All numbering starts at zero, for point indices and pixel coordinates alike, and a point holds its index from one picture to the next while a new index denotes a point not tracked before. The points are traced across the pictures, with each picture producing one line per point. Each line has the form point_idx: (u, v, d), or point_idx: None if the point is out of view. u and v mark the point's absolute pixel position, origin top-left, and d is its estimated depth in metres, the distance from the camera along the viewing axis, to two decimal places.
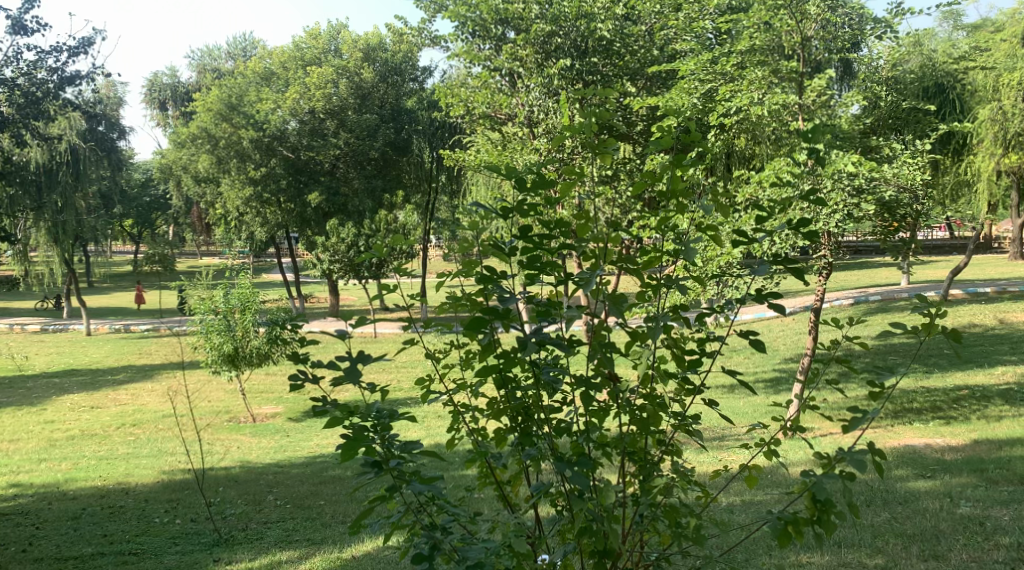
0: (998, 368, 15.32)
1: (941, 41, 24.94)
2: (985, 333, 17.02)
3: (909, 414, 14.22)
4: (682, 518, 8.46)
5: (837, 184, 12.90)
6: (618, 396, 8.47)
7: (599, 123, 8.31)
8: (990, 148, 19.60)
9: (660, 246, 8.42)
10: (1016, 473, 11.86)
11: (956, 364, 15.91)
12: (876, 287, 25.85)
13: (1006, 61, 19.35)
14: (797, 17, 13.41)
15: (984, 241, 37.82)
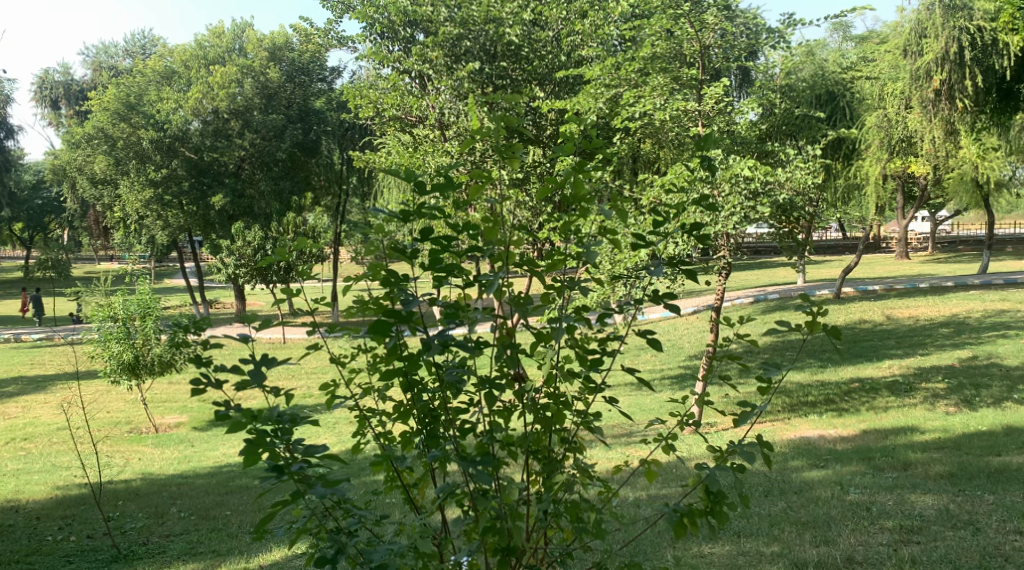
0: (886, 362, 16.00)
1: (833, 50, 26.06)
2: (873, 330, 17.87)
3: (803, 407, 14.83)
4: (584, 512, 8.90)
5: (734, 188, 13.44)
6: (523, 395, 8.91)
7: (506, 124, 8.73)
8: (877, 154, 20.82)
9: (563, 250, 8.86)
10: (900, 459, 12.47)
11: (846, 358, 16.66)
12: (775, 286, 26.83)
13: (889, 70, 20.19)
14: (696, 26, 14.01)
15: (873, 241, 39.43)
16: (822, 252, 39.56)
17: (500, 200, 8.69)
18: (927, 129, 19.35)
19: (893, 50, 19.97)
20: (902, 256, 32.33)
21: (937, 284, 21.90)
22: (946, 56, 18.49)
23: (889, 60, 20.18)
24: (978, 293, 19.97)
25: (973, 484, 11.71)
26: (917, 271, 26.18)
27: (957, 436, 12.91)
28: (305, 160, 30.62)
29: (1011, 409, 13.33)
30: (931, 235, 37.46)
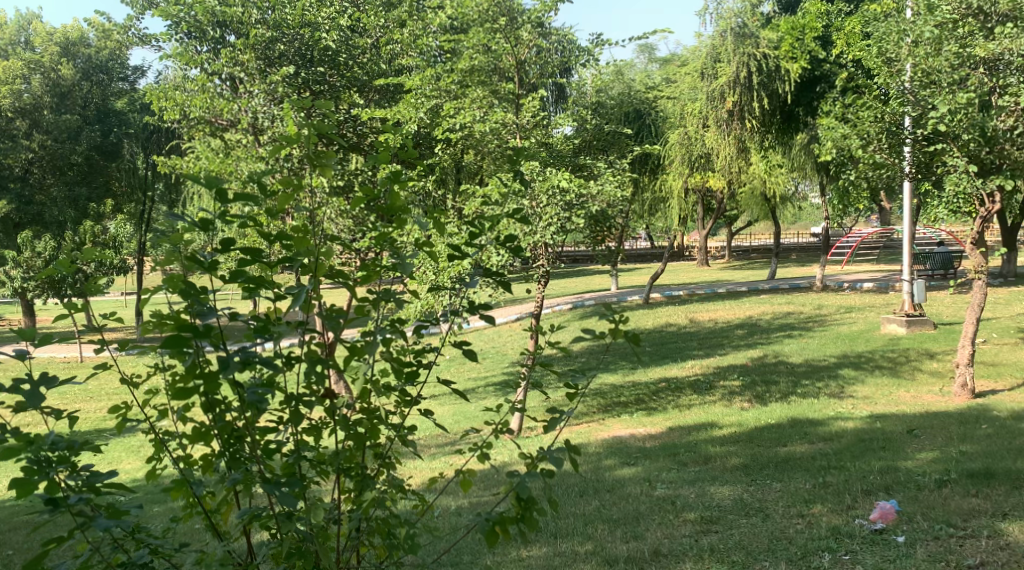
0: (688, 362, 16.92)
1: (639, 71, 27.51)
2: (678, 332, 19.05)
3: (616, 408, 15.23)
4: (396, 527, 7.35)
5: (549, 199, 13.23)
6: (335, 411, 7.26)
7: (317, 133, 7.47)
8: (680, 170, 21.99)
9: (376, 261, 7.53)
10: (702, 455, 12.00)
11: (655, 359, 17.47)
12: (590, 293, 27.97)
13: (689, 92, 21.43)
14: (511, 42, 14.50)
15: (678, 250, 41.68)
16: (631, 261, 41.51)
17: (314, 208, 7.33)
18: (721, 147, 20.80)
19: (691, 72, 21.40)
20: (702, 264, 34.17)
21: (733, 289, 23.53)
22: (737, 81, 20.29)
23: (687, 82, 21.48)
24: (766, 297, 21.44)
25: (763, 472, 11.00)
26: (714, 279, 27.71)
27: (749, 430, 12.71)
28: (104, 165, 30.33)
29: (796, 403, 13.58)
30: (728, 247, 39.80)
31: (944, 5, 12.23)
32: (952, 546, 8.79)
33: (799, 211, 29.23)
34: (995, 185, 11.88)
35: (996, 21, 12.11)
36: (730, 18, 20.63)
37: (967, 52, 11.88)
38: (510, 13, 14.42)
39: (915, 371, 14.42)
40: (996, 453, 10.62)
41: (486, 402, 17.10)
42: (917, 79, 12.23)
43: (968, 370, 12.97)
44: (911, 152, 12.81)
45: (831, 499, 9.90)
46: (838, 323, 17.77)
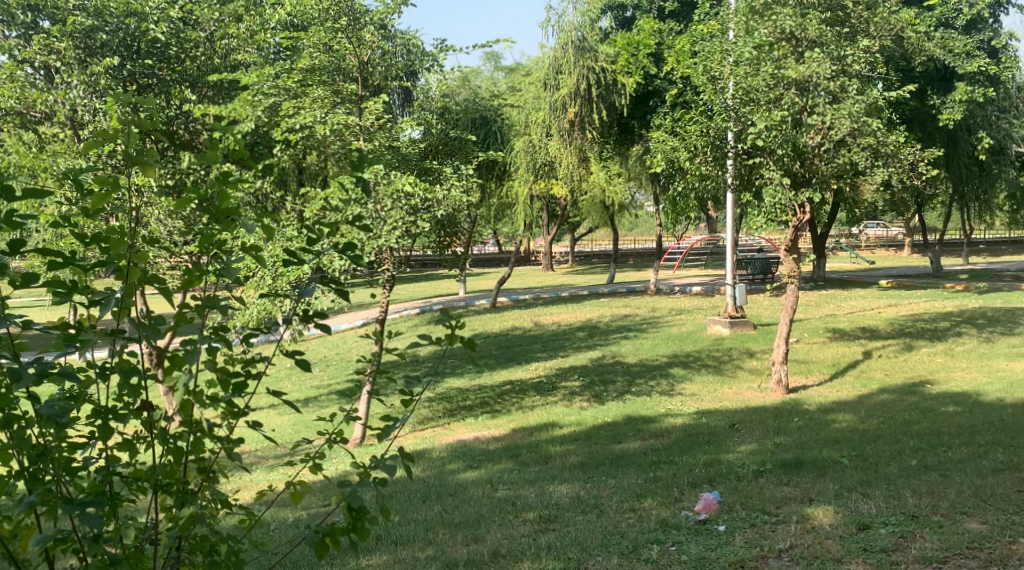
0: (533, 365, 17.24)
1: (484, 77, 28.02)
2: (525, 335, 19.47)
3: (461, 412, 15.12)
4: (218, 544, 6.50)
5: (395, 203, 12.74)
6: (154, 425, 6.45)
7: (142, 130, 6.58)
8: (525, 178, 22.17)
9: (200, 265, 6.65)
10: (544, 455, 12.13)
11: (502, 363, 17.60)
12: (436, 298, 28.33)
13: (532, 100, 21.89)
14: (354, 42, 14.00)
15: (524, 255, 42.63)
16: (477, 264, 42.19)
17: (134, 213, 6.47)
18: (563, 155, 21.50)
19: (535, 83, 22.03)
20: (548, 268, 35.07)
21: (574, 293, 24.26)
22: (577, 93, 21.02)
23: (532, 91, 22.01)
24: (604, 301, 22.28)
25: (599, 471, 11.29)
26: (556, 282, 28.49)
27: (587, 429, 13.04)
28: None
29: (632, 401, 14.19)
30: (568, 251, 40.83)
31: (762, 28, 13.04)
32: (767, 532, 9.33)
33: (634, 218, 30.34)
34: (804, 198, 12.83)
35: (805, 46, 13.00)
36: (570, 31, 21.15)
37: (780, 73, 12.54)
38: (351, 13, 13.90)
39: (736, 368, 15.31)
40: (807, 444, 11.45)
41: (316, 413, 16.67)
42: (739, 96, 13.02)
43: (784, 368, 13.89)
44: (733, 164, 13.63)
45: (660, 494, 10.35)
46: (671, 324, 18.70)
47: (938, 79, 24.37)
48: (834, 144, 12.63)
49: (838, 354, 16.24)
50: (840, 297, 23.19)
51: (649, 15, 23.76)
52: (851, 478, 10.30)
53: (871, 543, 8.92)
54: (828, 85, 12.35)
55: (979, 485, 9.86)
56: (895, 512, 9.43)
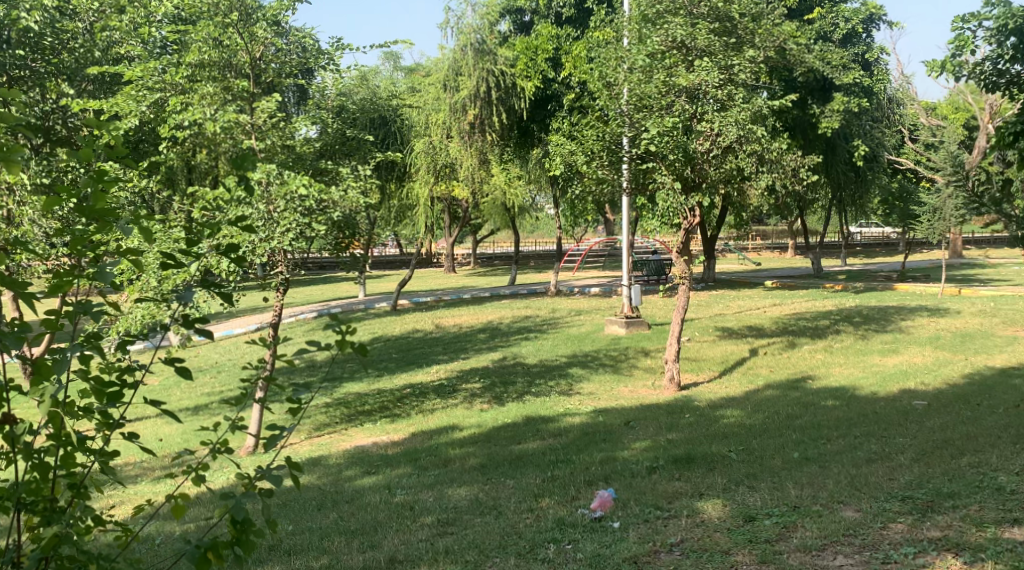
0: (433, 367, 16.88)
1: (382, 77, 28.16)
2: (429, 338, 19.30)
3: (360, 416, 14.51)
4: (87, 563, 6.45)
5: (288, 204, 12.30)
6: (17, 440, 6.41)
7: (8, 126, 6.44)
8: (425, 179, 22.21)
9: (70, 269, 6.63)
10: (443, 458, 12.05)
11: (402, 365, 17.33)
12: (334, 301, 28.12)
13: (430, 102, 22.06)
14: (246, 39, 13.15)
15: (425, 257, 42.69)
16: (378, 267, 42.15)
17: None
18: (464, 157, 21.72)
19: (434, 83, 22.14)
20: (449, 272, 35.18)
21: (475, 295, 24.46)
22: (473, 93, 21.45)
23: (430, 92, 22.12)
24: (505, 302, 22.50)
25: (498, 471, 11.41)
26: (457, 285, 28.61)
27: (486, 430, 13.07)
28: None
29: (530, 401, 14.28)
30: (470, 253, 40.94)
31: (654, 37, 13.78)
32: (658, 527, 9.64)
33: (535, 221, 30.67)
34: (695, 203, 13.34)
35: (695, 55, 13.78)
36: (470, 33, 21.78)
37: (672, 80, 13.21)
38: (242, 7, 13.15)
39: (633, 367, 15.66)
40: (697, 440, 11.87)
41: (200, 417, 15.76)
42: (631, 102, 13.36)
43: (676, 366, 14.29)
44: (628, 169, 13.87)
45: (557, 493, 10.60)
46: (570, 325, 18.97)
47: (818, 90, 24.97)
48: (722, 150, 13.23)
49: (728, 352, 16.69)
50: (727, 297, 23.85)
51: (546, 21, 23.88)
52: (739, 472, 10.72)
53: (756, 535, 9.29)
54: (715, 93, 13.07)
55: (856, 475, 10.38)
56: (777, 504, 9.85)
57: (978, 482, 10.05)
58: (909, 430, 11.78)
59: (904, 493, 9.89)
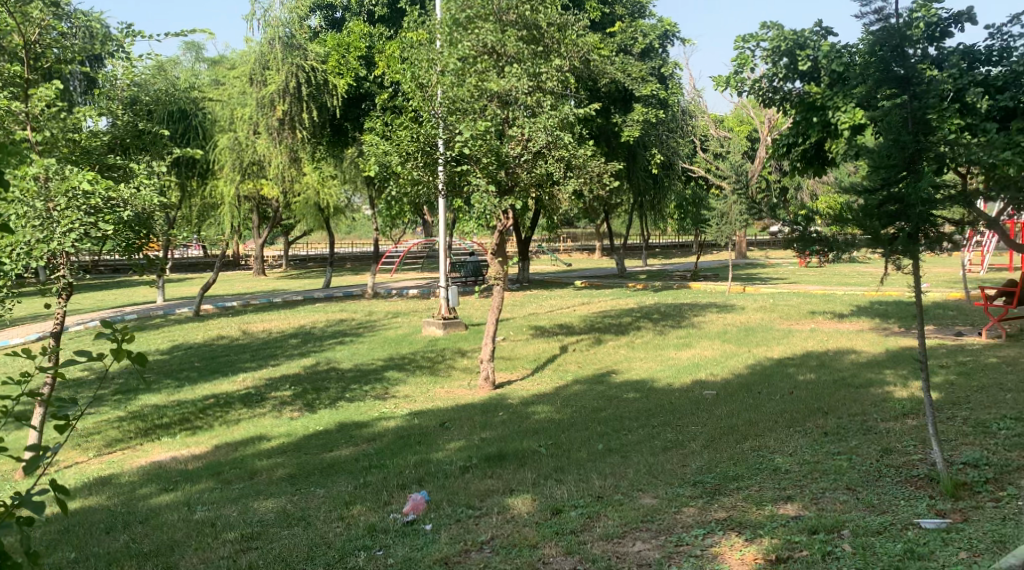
0: (240, 376, 15.91)
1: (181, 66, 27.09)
2: (234, 343, 18.51)
3: (157, 431, 13.50)
4: None
5: (71, 202, 11.44)
6: None
7: None
8: (230, 175, 21.69)
9: None
10: (249, 470, 11.58)
11: (206, 371, 16.40)
12: (132, 307, 26.96)
13: (236, 96, 21.75)
14: (17, 18, 11.89)
15: (232, 258, 41.67)
16: (181, 270, 40.79)
17: None
18: (273, 155, 21.46)
19: (239, 77, 21.81)
20: (259, 274, 34.36)
21: (288, 298, 23.99)
22: (287, 90, 21.20)
23: (237, 85, 21.72)
24: (319, 306, 22.14)
25: (307, 481, 11.12)
26: (268, 288, 27.93)
27: (296, 437, 12.67)
28: None
29: (343, 408, 13.79)
30: (282, 255, 40.14)
31: (466, 41, 13.94)
32: (469, 527, 9.73)
33: (349, 221, 30.26)
34: (509, 205, 13.61)
35: (505, 62, 14.07)
36: (278, 27, 21.22)
37: (484, 85, 13.43)
38: None
39: (449, 368, 15.60)
40: (509, 437, 12.08)
41: None
42: (445, 105, 13.47)
43: (491, 365, 14.37)
44: (442, 171, 13.88)
45: (369, 499, 10.44)
46: (386, 328, 18.76)
47: (620, 100, 25.50)
48: (533, 155, 13.51)
49: (540, 349, 16.88)
50: (543, 298, 23.94)
51: (358, 19, 23.59)
52: (547, 466, 11.03)
53: (562, 526, 9.59)
54: (525, 100, 13.59)
55: (653, 463, 10.88)
56: (582, 495, 10.20)
57: (760, 464, 10.74)
58: (700, 418, 12.36)
59: (696, 478, 10.45)
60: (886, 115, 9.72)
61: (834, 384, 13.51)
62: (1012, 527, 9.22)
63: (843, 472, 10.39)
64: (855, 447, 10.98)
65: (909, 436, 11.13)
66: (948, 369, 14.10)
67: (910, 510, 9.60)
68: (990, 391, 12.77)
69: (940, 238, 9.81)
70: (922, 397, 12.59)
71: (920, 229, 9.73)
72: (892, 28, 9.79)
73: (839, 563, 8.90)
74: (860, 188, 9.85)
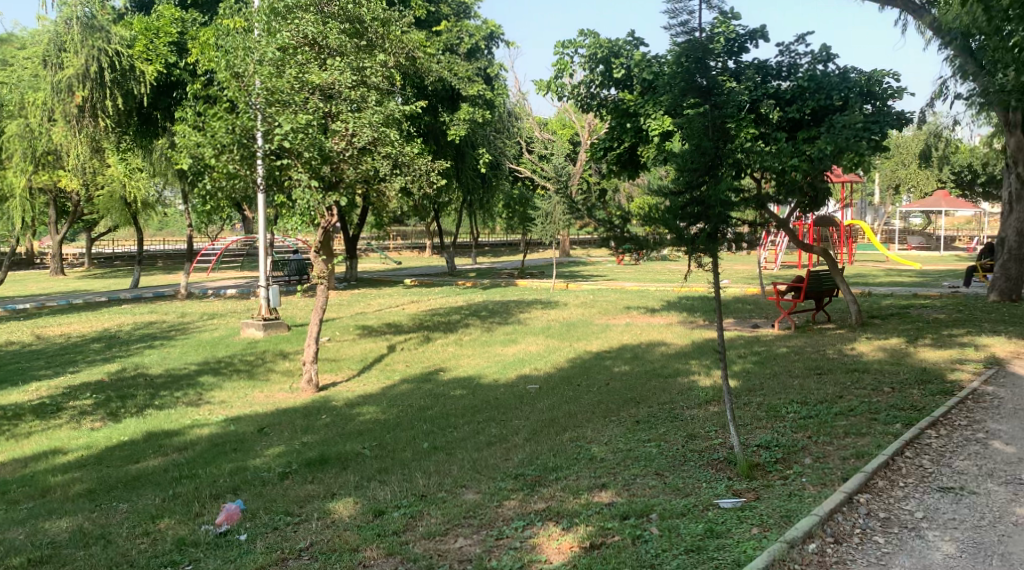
0: (34, 385, 14.86)
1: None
2: (27, 350, 17.34)
3: None
4: None
5: None
6: None
7: None
8: (20, 165, 21.21)
9: None
10: (39, 487, 10.77)
11: None
12: None
13: (28, 78, 20.62)
14: None
15: (26, 258, 39.40)
16: None
17: None
18: (73, 145, 20.37)
19: (33, 58, 20.61)
20: (57, 274, 32.57)
21: (90, 300, 22.78)
22: (87, 76, 20.11)
23: (29, 67, 20.54)
24: (128, 308, 21.06)
25: (108, 496, 10.45)
26: (69, 289, 26.46)
27: (98, 449, 11.87)
28: None
29: (151, 416, 13.03)
30: (84, 254, 38.19)
31: (284, 31, 13.39)
32: (288, 534, 9.56)
33: (158, 217, 28.96)
34: (333, 201, 13.17)
35: (326, 55, 13.61)
36: (75, 6, 20.14)
37: (305, 77, 13.02)
38: None
39: (269, 372, 15.00)
40: (332, 440, 11.67)
41: None
42: (263, 96, 12.92)
43: (314, 367, 13.96)
44: (260, 165, 13.24)
45: (178, 511, 9.96)
46: (199, 331, 17.96)
47: (446, 99, 25.18)
48: (358, 151, 13.32)
49: (367, 350, 16.43)
50: (367, 297, 23.30)
51: (169, 3, 22.44)
52: (370, 467, 10.80)
53: (383, 528, 9.56)
54: (349, 94, 13.25)
55: (477, 459, 10.83)
56: (406, 494, 10.13)
57: (578, 454, 10.85)
58: (523, 412, 12.25)
59: (517, 470, 10.51)
60: (689, 123, 10.17)
61: (645, 375, 13.58)
62: (796, 501, 9.71)
63: (652, 457, 10.65)
64: (664, 434, 11.20)
65: (709, 422, 11.42)
66: (745, 358, 14.40)
67: (710, 491, 9.96)
68: (781, 377, 13.12)
69: (738, 239, 10.28)
70: (724, 385, 12.81)
71: (719, 229, 10.18)
72: (697, 41, 10.12)
73: (648, 545, 9.21)
74: (666, 191, 10.22)
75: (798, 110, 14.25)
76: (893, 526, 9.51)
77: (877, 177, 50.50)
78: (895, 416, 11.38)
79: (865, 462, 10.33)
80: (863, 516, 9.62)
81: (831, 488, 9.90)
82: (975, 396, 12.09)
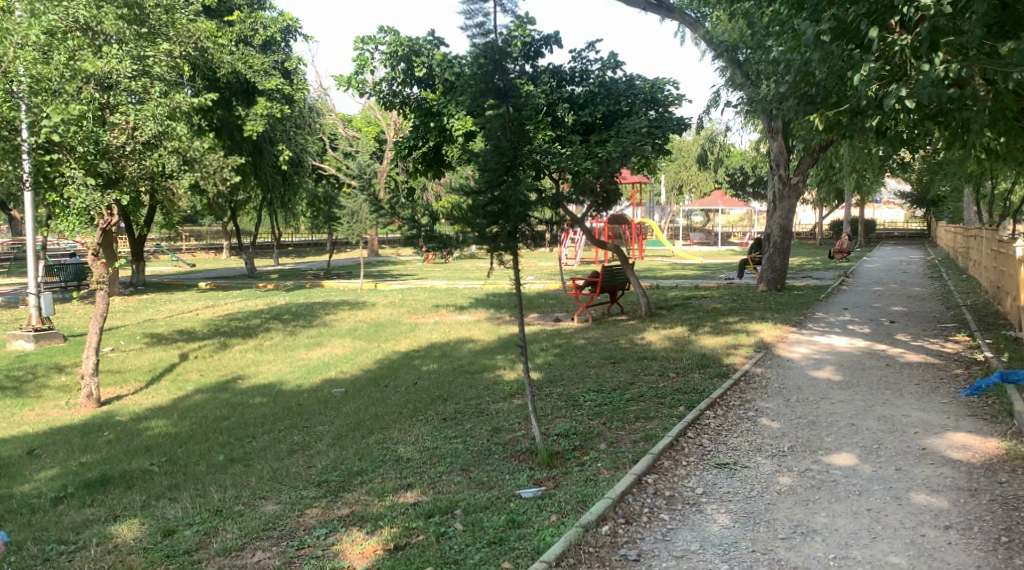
0: None
1: None
2: None
3: None
4: None
5: None
6: None
7: None
8: None
9: None
10: None
11: None
12: None
13: None
14: None
15: None
16: None
17: None
18: None
19: None
20: None
21: None
22: None
23: None
24: None
25: None
26: None
27: None
28: None
29: None
30: None
31: (50, 14, 12.22)
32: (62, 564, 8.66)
33: None
34: (113, 199, 12.15)
35: (102, 41, 12.48)
36: None
37: (76, 64, 11.93)
38: None
39: (42, 388, 13.69)
40: (115, 458, 10.64)
41: None
42: (27, 83, 11.75)
43: (94, 380, 12.83)
44: (27, 158, 12.05)
45: None
46: None
47: (240, 92, 23.97)
48: (141, 145, 12.31)
49: (156, 359, 15.29)
50: (156, 301, 22.19)
51: None
52: (160, 484, 9.89)
53: (175, 547, 8.79)
54: (129, 85, 12.23)
55: (277, 468, 10.07)
56: (199, 510, 9.32)
57: (384, 456, 10.21)
58: (328, 417, 11.51)
59: (321, 477, 9.80)
60: (487, 124, 9.64)
61: (451, 372, 13.03)
62: (592, 486, 9.35)
63: (458, 454, 10.12)
64: (469, 430, 10.69)
65: (513, 415, 10.99)
66: (546, 351, 14.03)
67: (512, 482, 9.50)
68: (578, 367, 12.82)
69: (533, 237, 9.93)
70: (526, 378, 12.42)
71: (518, 228, 9.80)
72: (493, 45, 9.58)
73: (453, 542, 8.68)
74: (467, 189, 9.70)
75: (590, 115, 13.99)
76: (677, 503, 9.20)
77: (661, 178, 51.77)
78: (679, 399, 11.21)
79: (653, 444, 10.07)
80: (651, 495, 9.30)
81: (622, 470, 9.59)
82: (746, 377, 12.04)
